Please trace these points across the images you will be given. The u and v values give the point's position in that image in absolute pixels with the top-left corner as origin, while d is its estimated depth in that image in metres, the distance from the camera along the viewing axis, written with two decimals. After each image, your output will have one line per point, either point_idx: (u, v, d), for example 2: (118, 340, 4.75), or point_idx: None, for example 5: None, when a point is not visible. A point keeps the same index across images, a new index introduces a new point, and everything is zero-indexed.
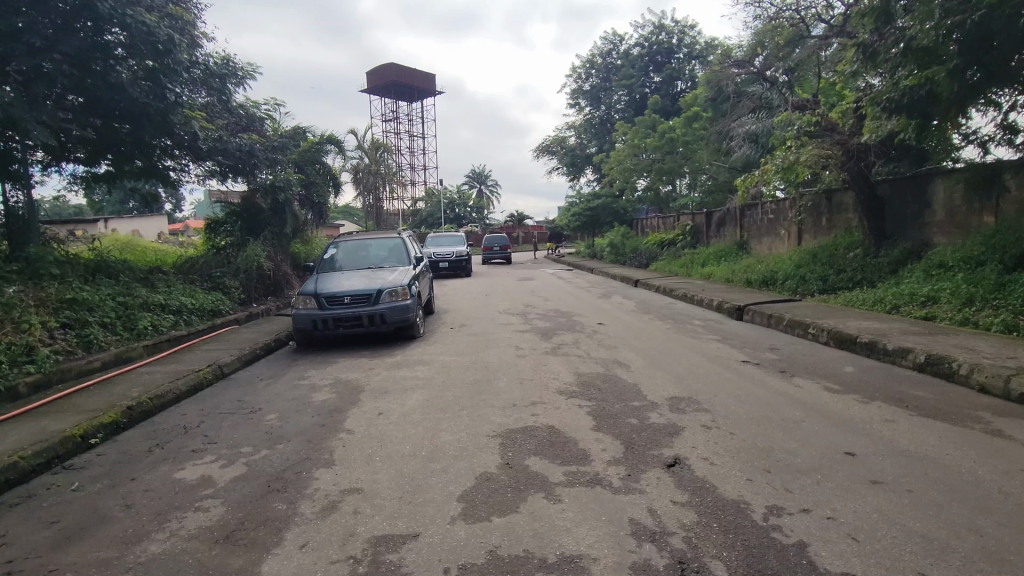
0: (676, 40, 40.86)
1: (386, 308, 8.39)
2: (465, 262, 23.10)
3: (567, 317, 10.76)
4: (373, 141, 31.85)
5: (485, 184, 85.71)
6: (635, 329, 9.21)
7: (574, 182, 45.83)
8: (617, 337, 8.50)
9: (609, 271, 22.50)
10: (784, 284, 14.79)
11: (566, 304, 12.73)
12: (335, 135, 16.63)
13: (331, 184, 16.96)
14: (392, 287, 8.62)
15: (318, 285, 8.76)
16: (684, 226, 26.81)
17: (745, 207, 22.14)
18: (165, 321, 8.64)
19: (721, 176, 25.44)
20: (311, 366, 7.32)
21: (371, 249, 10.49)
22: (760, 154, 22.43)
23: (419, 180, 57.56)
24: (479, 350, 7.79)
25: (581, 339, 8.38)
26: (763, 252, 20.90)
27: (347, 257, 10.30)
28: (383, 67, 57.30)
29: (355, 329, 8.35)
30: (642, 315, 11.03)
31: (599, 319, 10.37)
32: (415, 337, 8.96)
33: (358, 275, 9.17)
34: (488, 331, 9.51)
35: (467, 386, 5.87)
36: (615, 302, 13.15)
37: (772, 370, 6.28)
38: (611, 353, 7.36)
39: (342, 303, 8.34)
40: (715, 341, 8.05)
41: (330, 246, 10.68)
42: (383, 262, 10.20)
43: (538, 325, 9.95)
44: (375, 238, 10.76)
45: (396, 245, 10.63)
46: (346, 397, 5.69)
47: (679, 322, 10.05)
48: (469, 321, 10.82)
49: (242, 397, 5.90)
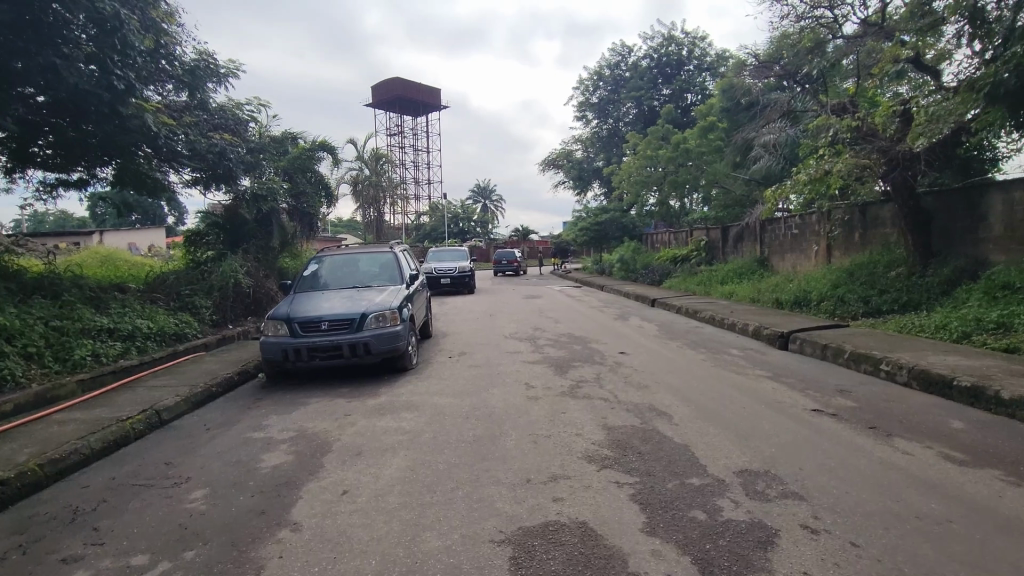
0: (686, 52, 39.91)
1: (371, 335, 7.05)
2: (468, 278, 21.79)
3: (583, 344, 9.41)
4: (374, 151, 30.74)
5: (489, 198, 84.75)
6: (666, 362, 7.82)
7: (582, 196, 44.64)
8: (646, 372, 7.11)
9: (622, 289, 21.17)
10: (818, 306, 13.41)
11: (581, 327, 11.38)
12: (328, 141, 15.43)
13: (324, 194, 15.76)
14: (379, 310, 7.28)
15: (293, 308, 7.45)
16: (699, 241, 25.56)
17: (766, 222, 20.86)
18: (111, 349, 7.36)
19: (737, 189, 24.21)
20: (276, 408, 5.97)
21: (359, 265, 9.17)
22: (781, 165, 21.16)
23: (423, 194, 56.56)
24: (482, 388, 6.43)
25: (604, 375, 7.02)
26: (787, 271, 19.51)
27: (331, 274, 8.96)
28: (387, 80, 56.43)
29: (334, 360, 7.01)
30: (668, 341, 9.65)
31: (620, 347, 9.01)
32: (406, 370, 7.59)
33: (341, 296, 7.85)
34: (493, 361, 8.17)
35: (465, 446, 4.50)
36: (634, 325, 11.79)
37: (857, 424, 4.90)
38: (644, 395, 5.99)
39: (320, 329, 7.03)
40: (767, 379, 6.65)
41: (312, 261, 9.36)
42: (372, 279, 8.88)
43: (551, 354, 8.59)
44: (363, 252, 9.44)
45: (388, 261, 9.31)
46: (305, 463, 4.32)
47: (713, 352, 8.66)
48: (471, 347, 9.47)
49: (172, 458, 4.54)
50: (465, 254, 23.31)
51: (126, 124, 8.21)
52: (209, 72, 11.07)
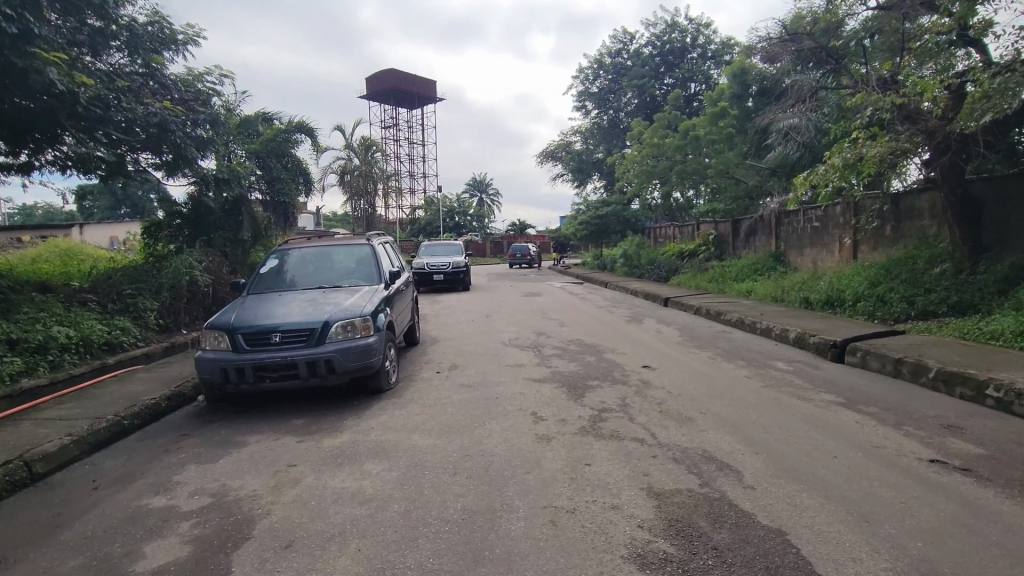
0: (690, 39, 38.44)
1: (335, 350, 5.55)
2: (463, 275, 20.30)
3: (596, 354, 7.94)
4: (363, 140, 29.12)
5: (485, 192, 83.27)
6: (703, 380, 6.37)
7: (582, 189, 43.12)
8: (684, 397, 5.63)
9: (628, 286, 19.73)
10: (854, 307, 11.97)
11: (591, 332, 9.90)
12: (305, 122, 13.82)
13: (302, 181, 14.21)
14: (346, 318, 5.78)
15: (240, 315, 5.94)
16: (707, 235, 24.20)
17: (783, 214, 19.47)
18: (10, 366, 5.87)
19: (750, 179, 22.77)
20: (201, 453, 4.48)
21: (328, 260, 7.64)
22: (799, 153, 19.70)
23: (418, 188, 54.97)
24: (477, 421, 4.96)
25: (632, 402, 5.53)
26: (808, 268, 18.06)
27: (295, 271, 7.45)
28: (380, 71, 54.66)
29: (288, 382, 5.51)
30: (696, 351, 8.19)
31: (643, 358, 7.55)
32: (382, 391, 6.08)
33: (302, 298, 6.34)
34: (490, 378, 6.68)
35: (450, 532, 3.02)
36: (651, 330, 10.31)
37: (1009, 488, 3.45)
38: (692, 435, 4.51)
39: (270, 343, 5.53)
40: (841, 409, 5.18)
41: (274, 255, 7.82)
42: (343, 278, 7.36)
43: (560, 368, 7.12)
44: (335, 245, 7.90)
45: (363, 254, 7.78)
46: (208, 563, 2.84)
47: (756, 366, 7.18)
48: (464, 358, 7.98)
49: (12, 551, 3.05)
50: (460, 249, 21.80)
51: (28, 83, 6.77)
52: (163, 41, 9.60)
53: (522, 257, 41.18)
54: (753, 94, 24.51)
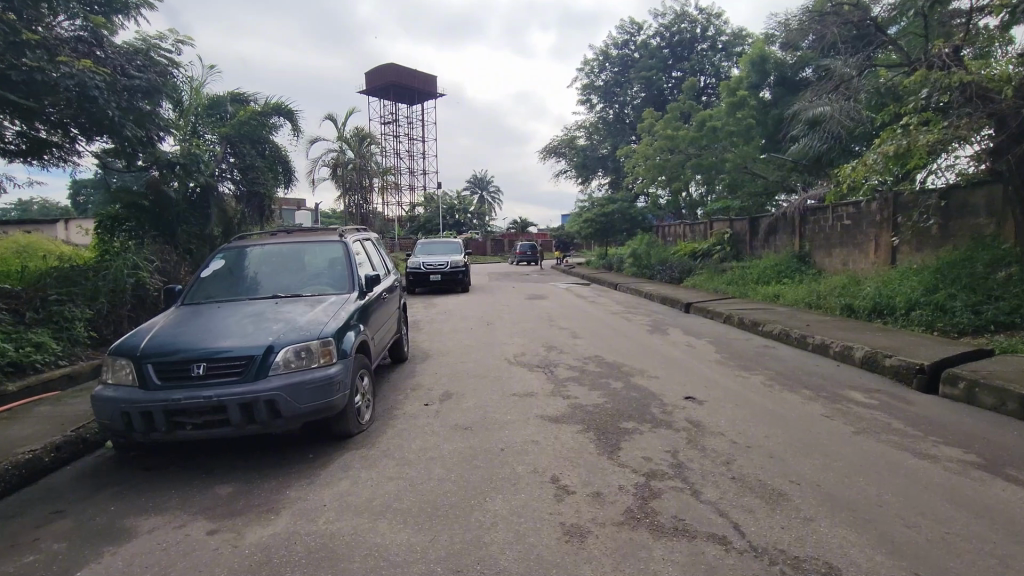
0: (700, 30, 36.95)
1: (279, 387, 4.05)
2: (461, 275, 18.80)
3: (623, 379, 6.44)
4: (357, 131, 27.50)
5: (486, 190, 81.81)
6: (772, 421, 4.85)
7: (587, 186, 41.60)
8: (757, 452, 4.11)
9: (640, 288, 18.23)
10: (906, 316, 10.43)
11: (610, 347, 8.38)
12: (283, 103, 12.32)
13: (280, 171, 12.71)
14: (298, 340, 4.28)
15: (156, 334, 4.41)
16: (722, 234, 22.72)
17: (808, 211, 18.01)
18: None
19: (771, 174, 21.30)
20: (60, 555, 2.98)
21: (291, 260, 6.08)
22: (826, 146, 18.20)
23: (417, 184, 53.38)
24: (474, 498, 3.46)
25: (687, 459, 4.01)
26: (838, 270, 16.52)
27: (246, 273, 5.90)
28: (379, 65, 53.01)
29: (214, 430, 4.01)
30: (743, 375, 6.68)
31: (681, 386, 6.05)
32: (350, 435, 4.60)
33: (246, 312, 4.82)
34: (493, 415, 5.17)
35: None
36: (679, 343, 8.80)
37: None
38: (798, 532, 2.98)
39: (191, 378, 4.03)
40: (988, 476, 3.69)
41: (222, 253, 6.25)
42: (306, 284, 5.80)
43: (580, 401, 5.61)
44: (301, 241, 6.35)
45: (334, 253, 6.21)
46: None
47: (828, 399, 5.67)
48: (460, 383, 6.46)
49: None
50: (458, 247, 20.27)
51: None
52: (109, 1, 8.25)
53: (529, 254, 40.68)
54: (772, 84, 23.14)
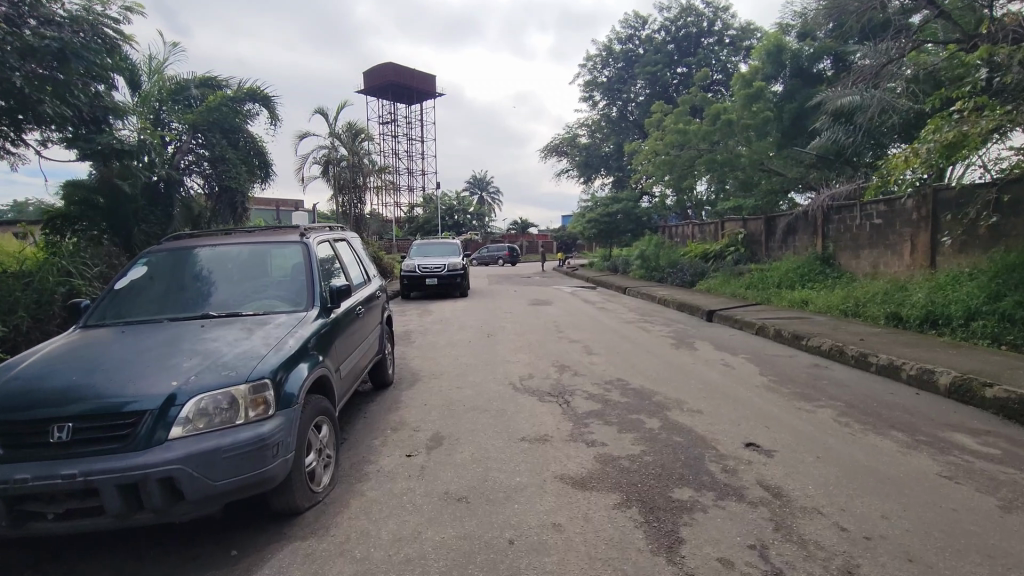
0: (706, 24, 35.71)
1: (182, 458, 2.75)
2: (459, 279, 17.51)
3: (661, 416, 5.14)
4: (349, 126, 25.81)
5: (486, 191, 80.61)
6: (879, 488, 3.55)
7: (590, 186, 40.27)
8: (887, 552, 2.81)
9: (651, 293, 16.92)
10: (966, 326, 9.07)
11: (632, 368, 7.08)
12: (259, 88, 11.02)
13: (256, 164, 11.42)
14: (215, 386, 2.97)
15: (14, 378, 3.07)
16: (735, 234, 21.49)
17: (833, 210, 16.72)
18: None
19: (790, 170, 19.99)
20: None
21: (237, 263, 4.68)
22: (852, 140, 16.89)
23: (415, 185, 52.05)
24: None
25: (787, 565, 2.72)
26: (868, 273, 15.21)
27: (175, 282, 4.49)
28: (376, 64, 51.67)
29: (84, 522, 2.71)
30: (808, 409, 5.37)
31: (735, 428, 4.76)
32: (296, 512, 3.31)
33: (153, 342, 3.47)
34: (496, 474, 3.88)
35: None
36: (712, 362, 7.50)
37: None
38: None
39: (52, 446, 2.73)
40: None
41: (147, 256, 4.81)
42: (252, 297, 4.41)
43: (610, 450, 4.30)
44: (255, 239, 4.96)
45: (295, 255, 4.80)
46: None
47: (932, 446, 4.36)
48: (454, 420, 5.15)
49: None
50: (457, 249, 18.95)
51: None
52: None
53: None
54: (786, 77, 21.45)
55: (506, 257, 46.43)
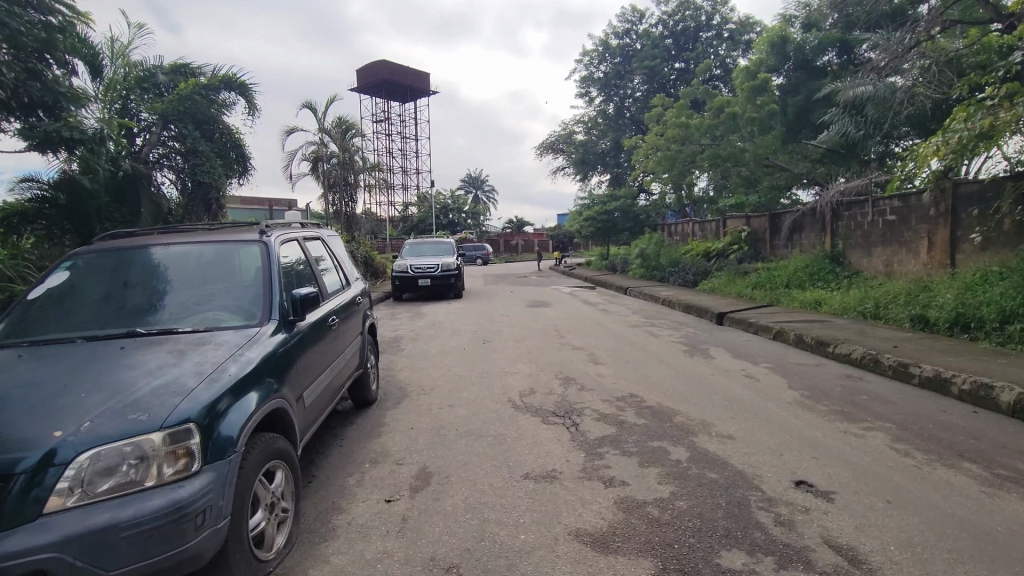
0: (704, 17, 35.00)
1: (60, 540, 2.00)
2: (454, 280, 16.74)
3: (688, 443, 4.38)
4: (339, 121, 24.95)
5: (481, 189, 79.76)
6: (979, 550, 2.82)
7: (587, 183, 39.49)
8: None
9: (654, 294, 16.19)
10: (1004, 329, 8.35)
11: (646, 381, 6.34)
12: (235, 75, 10.24)
13: (232, 158, 10.63)
14: (114, 437, 2.20)
15: None
16: (738, 232, 20.80)
17: (842, 206, 16.03)
18: None
19: (796, 166, 19.28)
20: None
21: (182, 265, 3.86)
22: (863, 133, 16.18)
23: (409, 184, 51.24)
24: None
25: None
26: (882, 272, 14.54)
27: (101, 291, 3.68)
28: (368, 61, 50.78)
29: None
30: (856, 433, 4.63)
31: (778, 461, 4.03)
32: None
33: (54, 369, 2.69)
34: (496, 529, 3.12)
35: None
36: (733, 372, 6.77)
37: None
38: None
39: None
40: None
41: (76, 257, 4.00)
42: (193, 307, 3.58)
43: (634, 492, 3.55)
44: (206, 237, 4.15)
45: (251, 256, 3.97)
46: None
47: (1020, 484, 3.63)
48: (444, 449, 4.39)
49: None
50: (450, 249, 18.19)
51: None
52: None
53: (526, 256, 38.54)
54: (790, 70, 20.57)
55: (489, 258, 45.96)
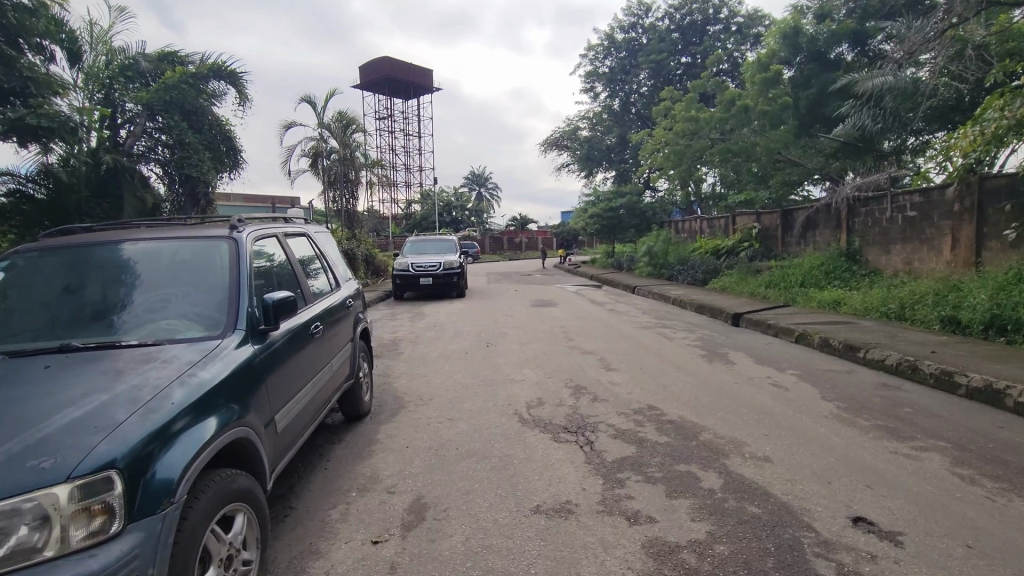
0: (712, 11, 34.34)
1: None
2: (456, 278, 16.21)
3: (719, 467, 3.86)
4: (339, 115, 24.42)
5: (484, 187, 79.15)
6: None
7: (591, 180, 38.88)
8: None
9: (664, 293, 15.65)
10: None
11: (664, 391, 5.80)
12: (224, 63, 9.75)
13: (222, 151, 10.17)
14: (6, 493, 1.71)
15: None
16: (748, 229, 20.22)
17: (859, 202, 15.46)
18: None
19: (809, 161, 18.67)
20: None
21: (136, 262, 3.31)
22: (880, 126, 15.61)
23: (412, 181, 50.71)
24: None
25: None
26: (901, 270, 13.95)
27: (44, 295, 3.16)
28: (371, 58, 50.25)
29: None
30: (909, 454, 4.10)
31: (827, 490, 3.49)
32: None
33: None
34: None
35: None
36: (758, 381, 6.23)
37: None
38: None
39: None
40: None
41: (21, 253, 3.48)
42: (146, 315, 3.04)
43: (664, 532, 3.02)
44: (168, 232, 3.60)
45: (217, 253, 3.41)
46: None
47: None
48: (442, 473, 3.87)
49: None
50: (453, 246, 17.66)
51: None
52: None
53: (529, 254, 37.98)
54: (801, 63, 19.76)
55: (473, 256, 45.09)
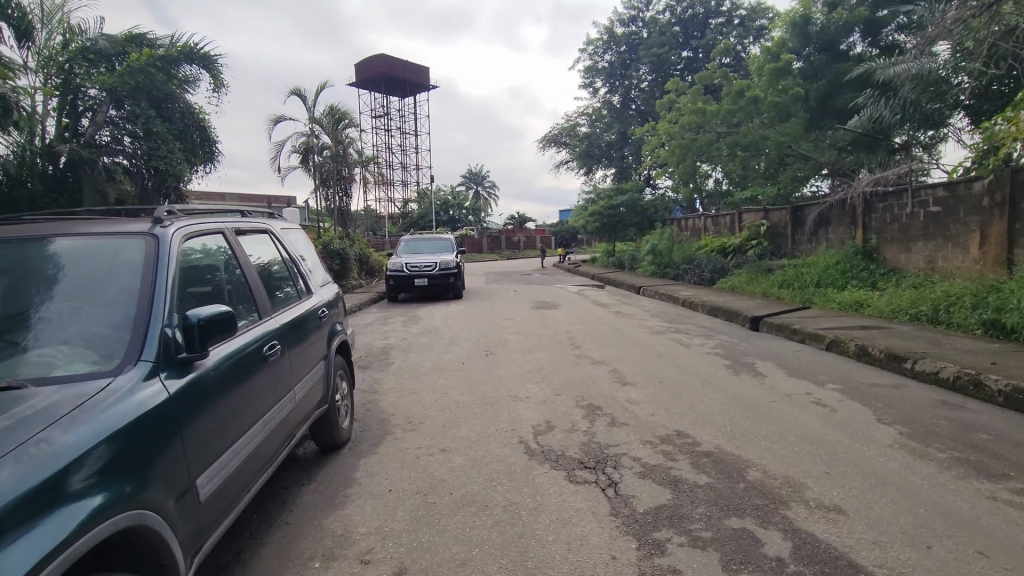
0: (714, 4, 33.56)
1: None
2: (452, 279, 15.38)
3: (783, 523, 3.04)
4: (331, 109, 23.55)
5: (481, 185, 78.16)
6: None
7: (591, 177, 38.02)
8: None
9: (671, 294, 14.84)
10: None
11: (692, 412, 4.99)
12: (197, 45, 8.96)
13: (196, 141, 9.38)
14: None
15: None
16: (756, 226, 19.44)
17: (875, 197, 14.67)
18: None
19: (820, 155, 17.87)
20: None
21: (22, 271, 2.48)
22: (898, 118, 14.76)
23: (407, 179, 49.75)
24: None
25: None
26: (923, 269, 13.18)
27: None
28: (367, 55, 49.29)
29: None
30: (1012, 501, 3.30)
31: (931, 560, 2.69)
32: None
33: None
34: None
35: None
36: (798, 398, 5.42)
37: None
38: None
39: None
40: None
41: None
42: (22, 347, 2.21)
43: None
44: (71, 227, 2.76)
45: (129, 256, 2.55)
46: None
47: None
48: (431, 533, 3.04)
49: None
50: (449, 245, 16.81)
51: None
52: None
53: None
54: (811, 53, 19.03)
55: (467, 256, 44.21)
